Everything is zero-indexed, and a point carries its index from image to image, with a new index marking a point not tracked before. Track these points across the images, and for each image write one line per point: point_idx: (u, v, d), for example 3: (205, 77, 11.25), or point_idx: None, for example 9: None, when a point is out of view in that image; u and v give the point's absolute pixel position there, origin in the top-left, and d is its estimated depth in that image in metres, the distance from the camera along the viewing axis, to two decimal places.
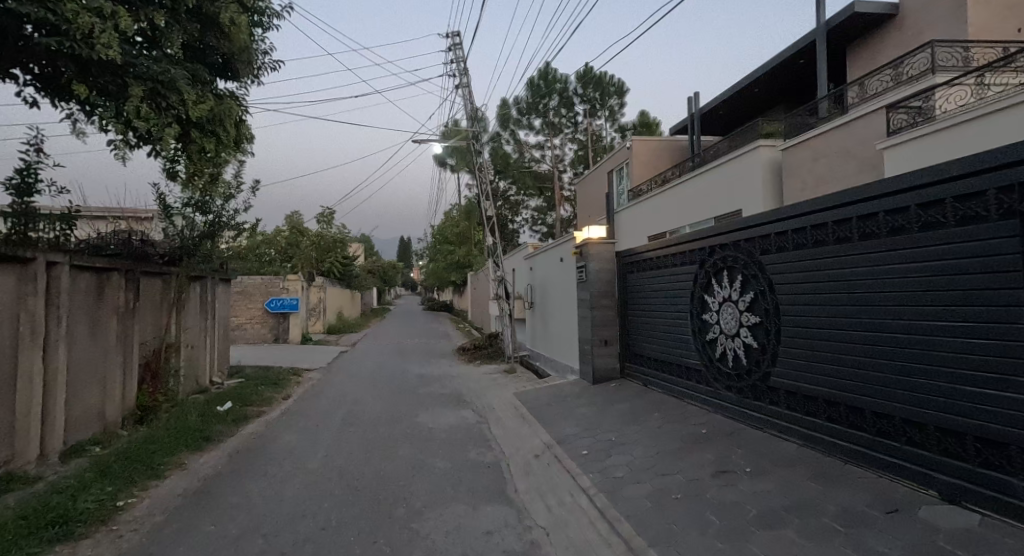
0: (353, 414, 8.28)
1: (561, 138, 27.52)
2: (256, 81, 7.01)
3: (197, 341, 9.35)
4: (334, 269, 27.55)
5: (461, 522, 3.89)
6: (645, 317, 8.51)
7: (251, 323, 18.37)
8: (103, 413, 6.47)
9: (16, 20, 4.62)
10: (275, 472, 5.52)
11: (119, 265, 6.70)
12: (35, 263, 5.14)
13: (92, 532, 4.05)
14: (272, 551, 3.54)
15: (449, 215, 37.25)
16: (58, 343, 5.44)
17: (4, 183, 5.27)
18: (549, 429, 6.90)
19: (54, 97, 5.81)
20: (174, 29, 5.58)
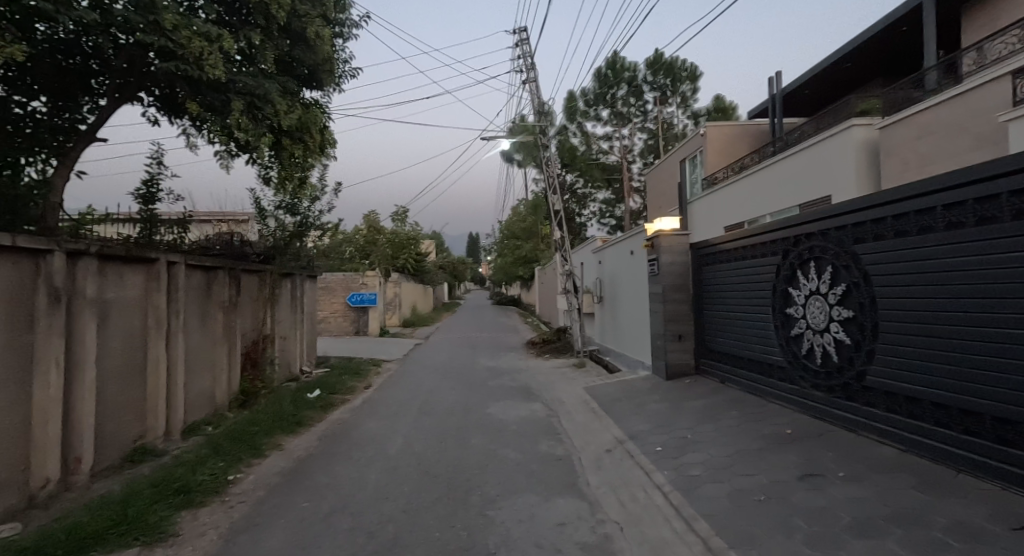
0: (429, 404, 8.64)
1: (630, 128, 26.77)
2: (337, 88, 7.45)
3: (289, 333, 10.16)
4: (407, 266, 28.72)
5: (534, 513, 3.96)
6: (722, 312, 8.14)
7: (335, 317, 19.60)
8: (213, 396, 7.22)
9: (141, 49, 5.24)
10: (359, 457, 5.90)
11: (223, 264, 7.40)
12: (158, 264, 5.81)
13: (207, 501, 4.56)
14: (360, 529, 3.80)
15: (517, 210, 37.53)
16: (177, 335, 6.15)
17: (133, 193, 6.10)
18: (620, 425, 6.81)
19: (171, 114, 6.55)
20: (268, 46, 6.11)
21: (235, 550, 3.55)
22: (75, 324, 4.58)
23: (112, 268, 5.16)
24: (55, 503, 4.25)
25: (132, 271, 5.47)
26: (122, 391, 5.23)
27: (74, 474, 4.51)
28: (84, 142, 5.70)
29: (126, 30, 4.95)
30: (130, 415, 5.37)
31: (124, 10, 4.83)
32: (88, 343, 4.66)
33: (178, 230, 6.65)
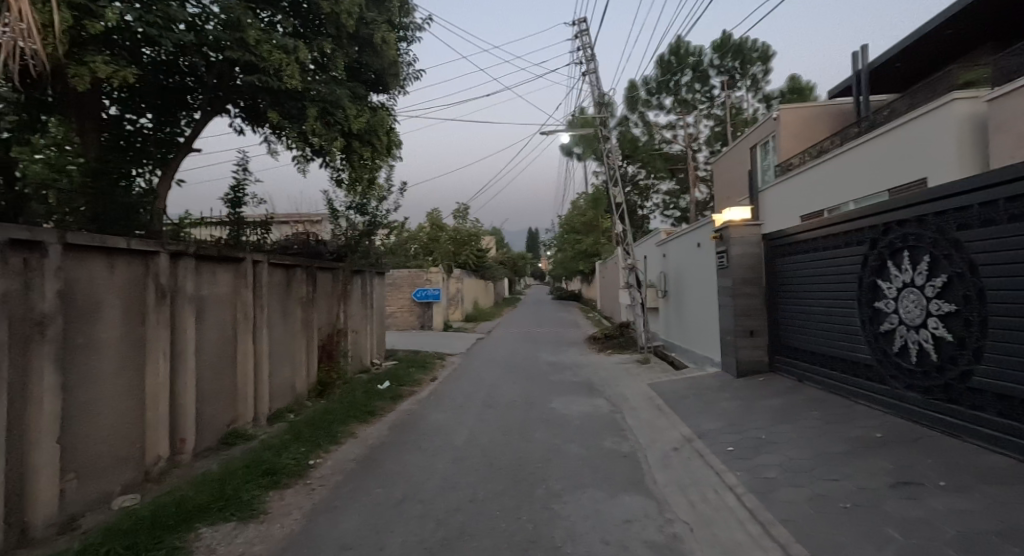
0: (492, 397, 8.79)
1: (695, 116, 25.69)
2: (402, 90, 7.70)
3: (361, 327, 10.69)
4: (469, 262, 29.29)
5: (599, 508, 3.94)
6: (800, 306, 7.67)
7: (401, 312, 20.35)
8: (294, 386, 7.74)
9: (229, 64, 5.69)
10: (426, 446, 6.11)
11: (301, 262, 7.90)
12: (245, 263, 6.31)
13: (291, 483, 4.91)
14: (429, 516, 3.95)
15: (577, 203, 37.18)
16: (263, 328, 6.65)
17: (223, 198, 6.66)
18: (688, 423, 6.59)
19: (254, 124, 7.07)
20: (339, 54, 6.42)
21: (317, 530, 3.80)
22: (178, 317, 5.08)
23: (207, 267, 5.66)
24: (166, 478, 4.76)
25: (224, 270, 5.98)
26: (217, 379, 5.75)
27: (179, 453, 5.03)
28: (182, 153, 6.29)
29: (217, 48, 5.39)
30: (224, 401, 5.89)
31: (213, 30, 5.27)
32: (188, 335, 5.15)
33: (261, 231, 7.18)
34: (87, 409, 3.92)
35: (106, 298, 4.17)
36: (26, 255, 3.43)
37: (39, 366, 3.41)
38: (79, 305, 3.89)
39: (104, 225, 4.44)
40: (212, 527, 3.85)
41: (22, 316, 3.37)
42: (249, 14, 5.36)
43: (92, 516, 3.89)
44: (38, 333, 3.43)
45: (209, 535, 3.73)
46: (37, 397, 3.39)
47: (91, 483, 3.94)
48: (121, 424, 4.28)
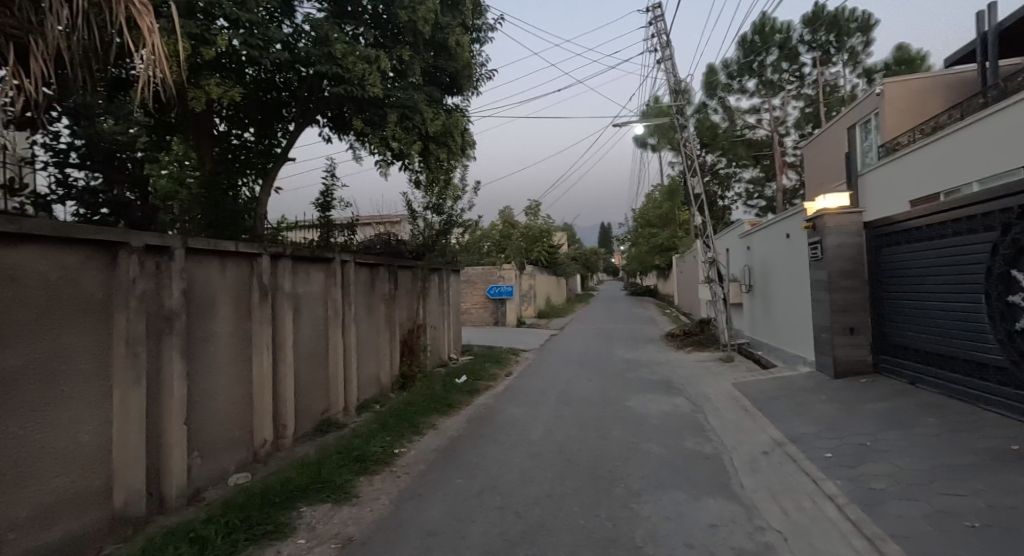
0: (568, 393, 8.77)
1: (782, 97, 23.93)
2: (475, 91, 7.88)
3: (438, 323, 11.08)
4: (541, 258, 29.44)
5: (682, 510, 3.80)
6: (911, 301, 6.91)
7: (476, 308, 20.81)
8: (379, 379, 8.19)
9: (319, 78, 6.09)
10: (504, 440, 6.22)
11: (383, 262, 8.32)
12: (334, 263, 6.75)
13: (379, 470, 5.20)
14: (508, 509, 4.02)
15: (651, 196, 36.03)
16: (350, 323, 7.09)
17: (314, 203, 7.17)
18: (778, 426, 6.17)
19: (340, 132, 7.53)
20: (416, 60, 6.69)
21: (403, 516, 4.00)
22: (278, 313, 5.56)
23: (303, 267, 6.14)
24: (271, 459, 5.24)
25: (317, 270, 6.45)
26: (312, 370, 6.22)
27: (281, 438, 5.50)
28: (279, 162, 6.84)
29: (308, 63, 5.80)
30: (318, 391, 6.36)
31: (306, 47, 5.71)
32: (287, 329, 5.63)
33: (347, 233, 7.67)
34: (207, 395, 4.42)
35: (220, 296, 4.66)
36: (159, 259, 3.91)
37: (169, 356, 3.90)
38: (199, 303, 4.37)
39: (217, 230, 4.95)
40: (312, 507, 4.19)
41: (157, 312, 3.87)
42: (336, 29, 5.75)
43: (213, 490, 4.38)
44: (169, 327, 3.92)
45: (309, 514, 4.05)
46: (168, 384, 3.89)
47: (212, 461, 4.44)
48: (234, 409, 4.77)
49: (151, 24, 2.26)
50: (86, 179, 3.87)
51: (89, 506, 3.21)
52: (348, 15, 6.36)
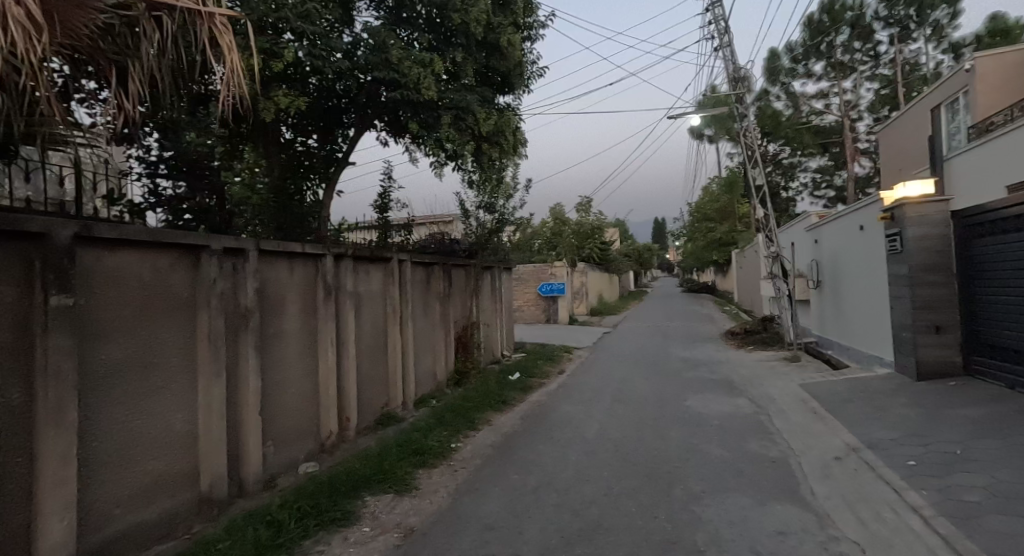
0: (623, 392, 8.63)
1: (854, 79, 22.37)
2: (527, 89, 7.90)
3: (491, 320, 11.22)
4: (592, 255, 29.11)
5: (747, 515, 3.65)
6: (1008, 297, 6.29)
7: (527, 305, 20.84)
8: (435, 374, 8.40)
9: (377, 84, 6.33)
10: (559, 437, 6.22)
11: (438, 260, 8.51)
12: (392, 262, 6.98)
13: (437, 463, 5.34)
14: (565, 506, 4.01)
15: (708, 189, 34.72)
16: (407, 320, 7.31)
17: (373, 205, 7.45)
18: (853, 430, 5.79)
19: (396, 135, 7.77)
20: (468, 61, 6.79)
21: (461, 509, 4.09)
22: (341, 311, 5.82)
23: (363, 266, 6.40)
24: (337, 450, 5.50)
25: (376, 269, 6.71)
26: (373, 366, 6.47)
27: (345, 430, 5.76)
28: (341, 167, 7.15)
29: (366, 70, 6.04)
30: (379, 386, 6.61)
31: (364, 54, 5.95)
32: (349, 326, 5.88)
33: (404, 233, 7.92)
34: (279, 388, 4.70)
35: (289, 295, 4.93)
36: (235, 261, 4.19)
37: (245, 351, 4.18)
38: (270, 301, 4.66)
39: (285, 232, 5.24)
40: (375, 497, 4.37)
41: (234, 309, 4.16)
42: (392, 36, 5.96)
43: (286, 477, 4.67)
44: (245, 324, 4.21)
45: (372, 503, 4.23)
46: (245, 377, 4.17)
47: (284, 450, 4.73)
48: (303, 402, 5.04)
49: (231, 43, 2.43)
50: (174, 188, 4.26)
51: (179, 487, 3.52)
52: (404, 21, 6.57)
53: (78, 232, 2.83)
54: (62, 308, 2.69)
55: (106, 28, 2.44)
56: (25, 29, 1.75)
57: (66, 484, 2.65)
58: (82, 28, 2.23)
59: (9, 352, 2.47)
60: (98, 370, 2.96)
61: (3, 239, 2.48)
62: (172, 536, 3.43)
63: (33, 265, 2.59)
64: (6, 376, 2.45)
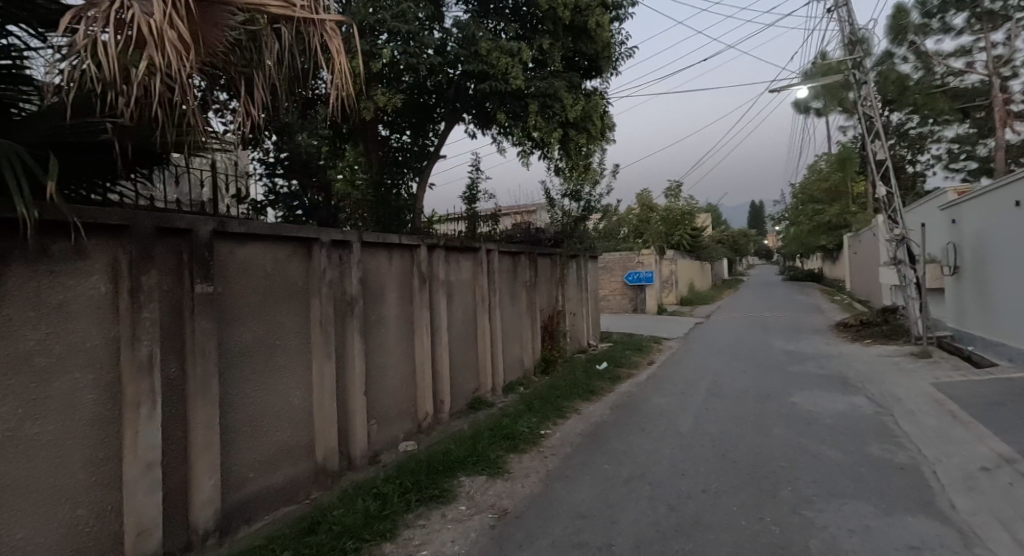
0: (719, 385, 8.20)
1: (1005, 31, 19.08)
2: (615, 71, 7.66)
3: (578, 309, 11.13)
4: (683, 242, 27.85)
5: (870, 524, 3.31)
6: None
7: (613, 295, 20.42)
8: (522, 362, 8.52)
9: (466, 77, 6.50)
10: (651, 429, 6.05)
11: (524, 249, 8.58)
12: (480, 252, 7.16)
13: (528, 449, 5.44)
14: (659, 499, 3.91)
15: (816, 167, 31.60)
16: (495, 308, 7.47)
17: (462, 196, 7.69)
18: (1003, 439, 5.02)
19: (484, 127, 7.91)
20: (555, 48, 6.74)
21: (553, 495, 4.14)
22: (434, 299, 6.07)
23: (454, 256, 6.63)
24: (433, 431, 5.79)
25: (466, 258, 6.93)
26: (464, 352, 6.71)
27: (440, 412, 6.03)
28: (432, 161, 7.43)
29: (455, 63, 6.22)
30: (470, 371, 6.84)
31: (454, 48, 6.14)
32: (442, 314, 6.12)
33: (491, 223, 8.09)
34: (380, 370, 5.04)
35: (388, 284, 5.24)
36: (341, 252, 4.52)
37: (350, 335, 4.51)
38: (372, 289, 4.98)
39: (383, 225, 5.55)
40: (470, 477, 4.54)
41: (341, 297, 4.49)
42: (481, 28, 6.08)
43: (388, 454, 5.00)
44: (350, 310, 4.53)
45: (467, 483, 4.40)
46: (352, 360, 4.51)
47: (386, 428, 5.06)
48: (402, 385, 5.36)
49: (340, 46, 2.61)
50: (289, 186, 4.68)
51: (299, 458, 3.90)
52: (492, 13, 6.66)
53: (216, 227, 3.21)
54: (205, 295, 3.08)
55: (236, 44, 2.72)
56: (178, 49, 2.00)
57: (211, 448, 3.05)
58: (218, 44, 2.52)
59: (167, 332, 2.88)
60: (233, 350, 3.35)
61: (160, 235, 2.88)
62: (295, 500, 3.83)
63: (183, 257, 2.98)
64: (165, 353, 2.86)
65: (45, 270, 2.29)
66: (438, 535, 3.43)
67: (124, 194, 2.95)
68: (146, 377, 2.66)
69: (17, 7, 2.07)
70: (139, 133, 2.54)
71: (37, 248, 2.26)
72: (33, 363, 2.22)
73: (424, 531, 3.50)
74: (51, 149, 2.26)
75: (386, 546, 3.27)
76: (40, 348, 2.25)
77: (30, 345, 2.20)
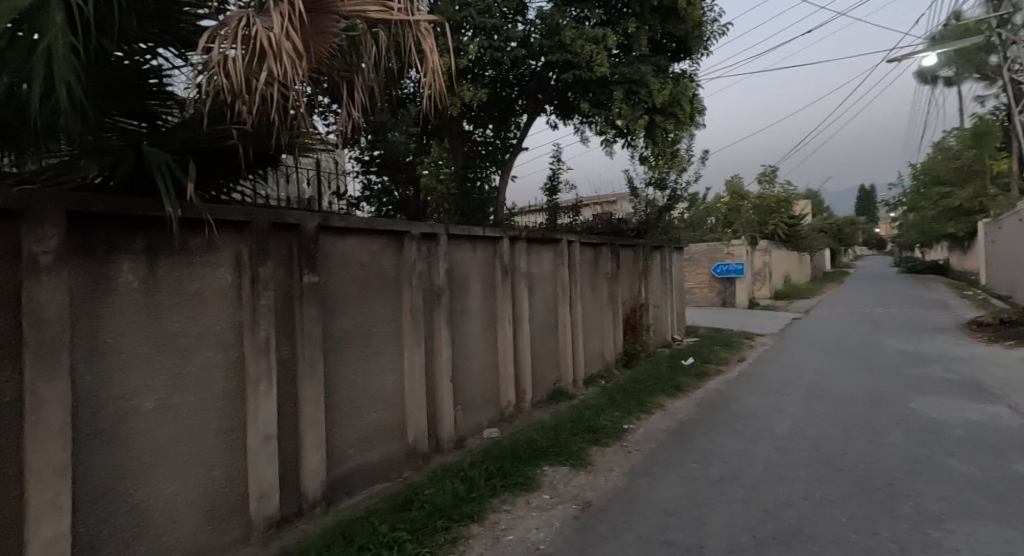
0: (821, 386, 7.55)
1: None
2: (706, 51, 7.26)
3: (661, 302, 10.75)
4: (778, 231, 25.84)
5: (1015, 552, 2.89)
6: None
7: (700, 287, 19.48)
8: (604, 354, 8.41)
9: (549, 68, 6.48)
10: (743, 429, 5.71)
11: (606, 240, 8.42)
12: (561, 243, 7.13)
13: (611, 443, 5.37)
14: (754, 504, 3.69)
15: (942, 144, 27.82)
16: (576, 300, 7.42)
17: (543, 188, 7.69)
18: None
19: (566, 117, 7.85)
20: (642, 31, 6.51)
21: (638, 490, 4.06)
22: (516, 290, 6.15)
23: (536, 248, 6.67)
24: (515, 419, 5.90)
25: (548, 250, 6.95)
26: (545, 342, 6.76)
27: (522, 402, 6.13)
28: (515, 153, 7.51)
29: (539, 54, 6.23)
30: (551, 363, 6.88)
31: (538, 39, 6.13)
32: (524, 305, 6.20)
33: (572, 214, 8.03)
34: (465, 359, 5.21)
35: (472, 275, 5.39)
36: (429, 245, 4.72)
37: (438, 324, 4.71)
38: (458, 280, 5.16)
39: (468, 218, 5.71)
40: (553, 467, 4.58)
41: (429, 287, 4.70)
42: (565, 17, 6.02)
43: (473, 439, 5.18)
44: (438, 300, 4.73)
45: (551, 473, 4.44)
46: (439, 348, 4.71)
47: (471, 415, 5.24)
48: (486, 374, 5.51)
49: (433, 46, 2.71)
50: (380, 182, 4.94)
51: (392, 438, 4.15)
52: None
53: (321, 222, 3.48)
54: (312, 285, 3.36)
55: (339, 49, 2.91)
56: (292, 58, 2.18)
57: (317, 425, 3.33)
58: (325, 52, 2.72)
59: (282, 318, 3.18)
60: (335, 335, 3.64)
61: (274, 229, 3.17)
62: (389, 477, 4.09)
63: (293, 250, 3.27)
64: (279, 337, 3.16)
65: (186, 261, 2.63)
66: (522, 521, 3.50)
67: (242, 193, 3.23)
68: (264, 357, 2.96)
69: (167, 32, 2.35)
70: (259, 138, 2.81)
71: (180, 242, 2.61)
72: (177, 343, 2.55)
73: (509, 516, 3.59)
74: (189, 155, 2.59)
75: (474, 528, 3.40)
76: (183, 329, 2.58)
77: (174, 326, 2.54)
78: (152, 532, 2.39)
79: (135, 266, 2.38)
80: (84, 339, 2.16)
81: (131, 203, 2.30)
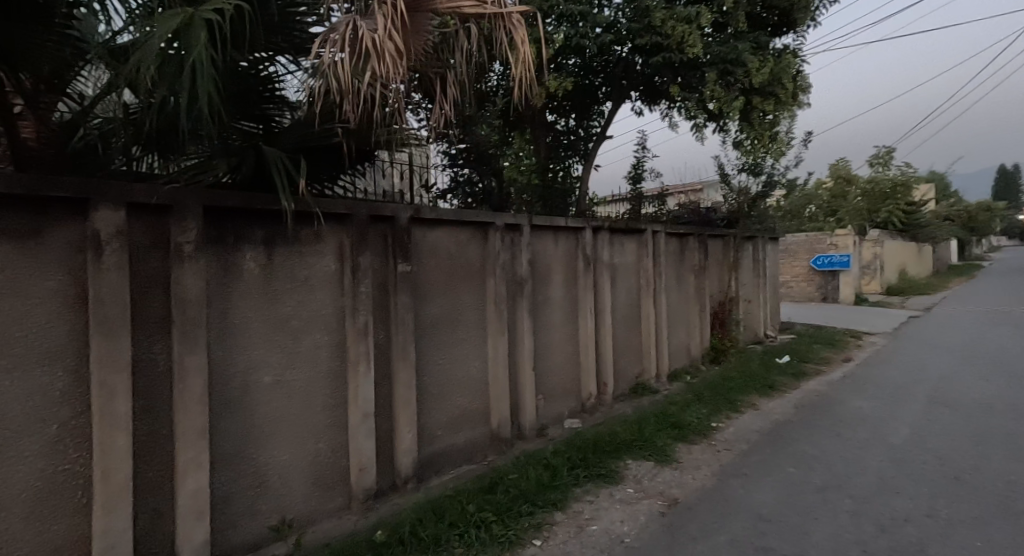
0: (945, 393, 6.71)
1: None
2: (813, 23, 6.64)
3: (753, 296, 10.09)
4: (893, 219, 23.17)
5: None
6: None
7: (797, 281, 18.02)
8: (689, 349, 8.07)
9: (637, 52, 6.26)
10: (849, 436, 5.23)
11: (694, 231, 8.03)
12: (646, 234, 6.90)
13: (698, 441, 5.16)
14: (865, 517, 3.37)
15: None
16: (660, 293, 7.17)
17: (627, 176, 7.49)
18: None
19: (652, 102, 7.56)
20: (740, 6, 6.09)
21: (730, 492, 3.87)
22: (599, 282, 6.06)
23: (619, 238, 6.52)
24: (596, 411, 5.85)
25: (632, 240, 6.76)
26: (627, 335, 6.62)
27: (603, 394, 6.05)
28: (598, 142, 7.37)
29: (627, 37, 6.03)
30: (633, 356, 6.73)
31: (626, 24, 5.94)
32: (606, 296, 6.10)
33: (657, 204, 7.76)
34: (547, 348, 5.24)
35: (555, 266, 5.39)
36: (513, 235, 4.78)
37: (521, 313, 4.77)
38: (540, 270, 5.19)
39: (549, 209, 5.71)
40: (637, 461, 4.50)
41: (513, 277, 4.77)
42: None
43: (554, 429, 5.20)
44: (521, 290, 4.79)
45: (634, 467, 4.37)
46: (523, 337, 4.77)
47: (552, 404, 5.27)
48: (567, 365, 5.51)
49: (524, 37, 2.73)
50: (465, 174, 5.07)
51: (477, 423, 4.28)
52: None
53: (413, 214, 3.65)
54: (405, 274, 3.54)
55: (432, 47, 3.01)
56: (393, 58, 2.30)
57: (409, 406, 3.52)
58: (421, 50, 2.83)
59: (378, 305, 3.39)
60: (425, 322, 3.81)
61: (372, 221, 3.36)
62: (474, 460, 4.23)
63: (388, 241, 3.46)
64: (376, 323, 3.37)
65: (298, 251, 2.88)
66: (606, 513, 3.48)
67: (344, 187, 3.45)
68: (363, 340, 3.17)
69: (283, 40, 2.56)
70: (360, 136, 2.99)
71: (293, 234, 2.86)
72: (290, 325, 2.81)
73: (593, 507, 3.58)
74: (300, 153, 2.81)
75: (557, 515, 3.43)
76: (295, 312, 2.83)
77: (288, 310, 2.79)
78: (271, 493, 2.68)
79: (256, 254, 2.65)
80: (218, 320, 2.46)
81: (254, 198, 2.56)
